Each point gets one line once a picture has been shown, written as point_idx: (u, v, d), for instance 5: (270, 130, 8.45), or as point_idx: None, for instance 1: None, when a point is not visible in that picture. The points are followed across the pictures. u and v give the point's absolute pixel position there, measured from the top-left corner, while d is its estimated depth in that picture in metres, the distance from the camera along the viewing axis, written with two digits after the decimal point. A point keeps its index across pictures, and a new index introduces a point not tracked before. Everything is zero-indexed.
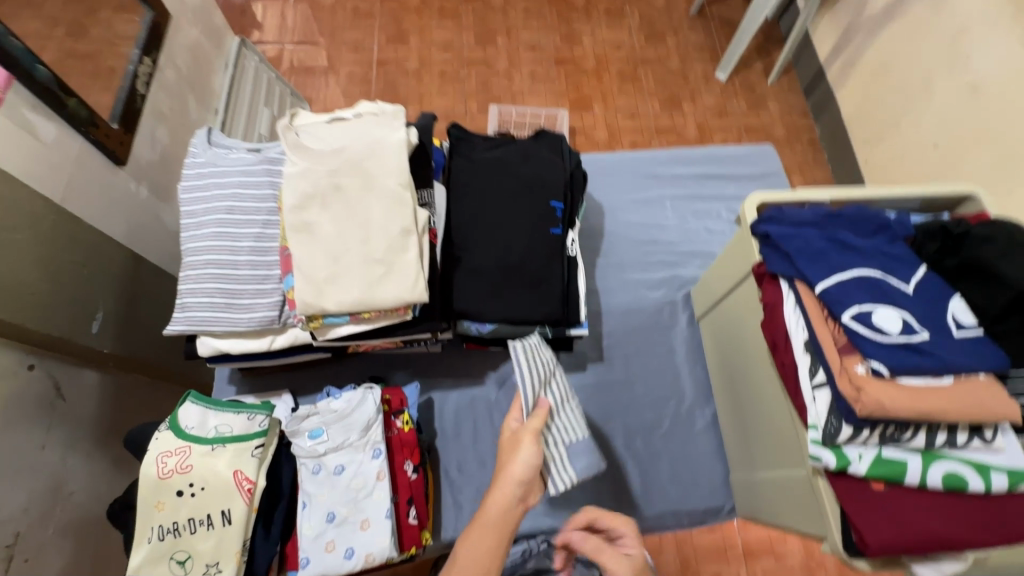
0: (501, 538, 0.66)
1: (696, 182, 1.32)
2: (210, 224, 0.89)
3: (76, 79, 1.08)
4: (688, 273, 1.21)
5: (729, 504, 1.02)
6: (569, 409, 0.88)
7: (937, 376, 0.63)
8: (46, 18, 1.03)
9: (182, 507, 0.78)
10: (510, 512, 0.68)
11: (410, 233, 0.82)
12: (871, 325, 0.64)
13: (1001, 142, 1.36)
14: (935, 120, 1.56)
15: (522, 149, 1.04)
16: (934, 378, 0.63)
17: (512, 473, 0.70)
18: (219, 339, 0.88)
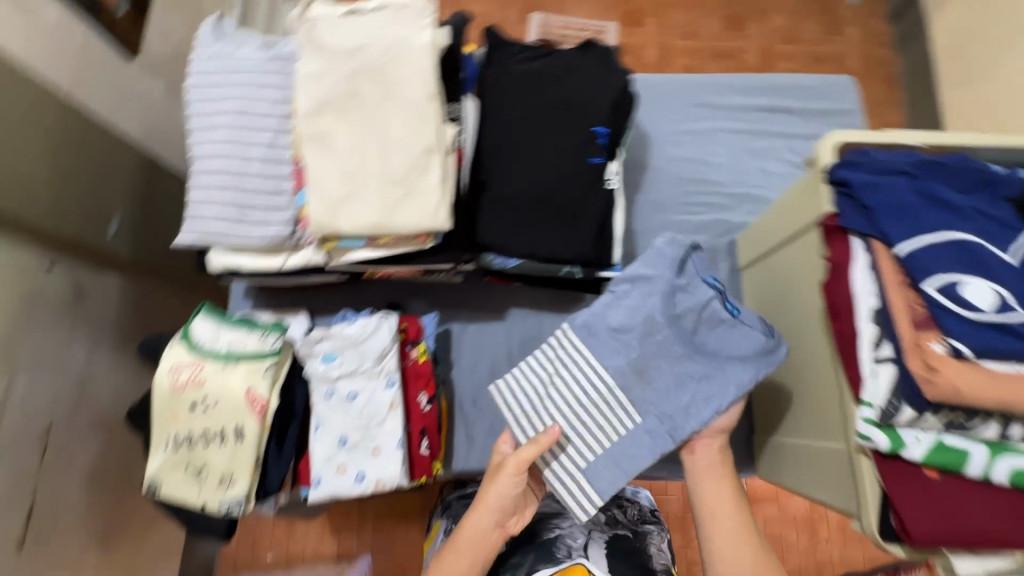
0: (473, 564, 0.75)
1: (758, 115, 1.17)
2: (221, 128, 0.82)
3: None
4: (735, 219, 1.10)
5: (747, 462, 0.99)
6: (583, 419, 0.78)
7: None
8: None
9: (196, 420, 0.78)
10: (483, 537, 0.74)
11: (435, 153, 0.74)
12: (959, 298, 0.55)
13: None
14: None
15: (566, 61, 0.91)
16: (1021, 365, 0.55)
17: (489, 504, 0.74)
18: (231, 254, 0.84)
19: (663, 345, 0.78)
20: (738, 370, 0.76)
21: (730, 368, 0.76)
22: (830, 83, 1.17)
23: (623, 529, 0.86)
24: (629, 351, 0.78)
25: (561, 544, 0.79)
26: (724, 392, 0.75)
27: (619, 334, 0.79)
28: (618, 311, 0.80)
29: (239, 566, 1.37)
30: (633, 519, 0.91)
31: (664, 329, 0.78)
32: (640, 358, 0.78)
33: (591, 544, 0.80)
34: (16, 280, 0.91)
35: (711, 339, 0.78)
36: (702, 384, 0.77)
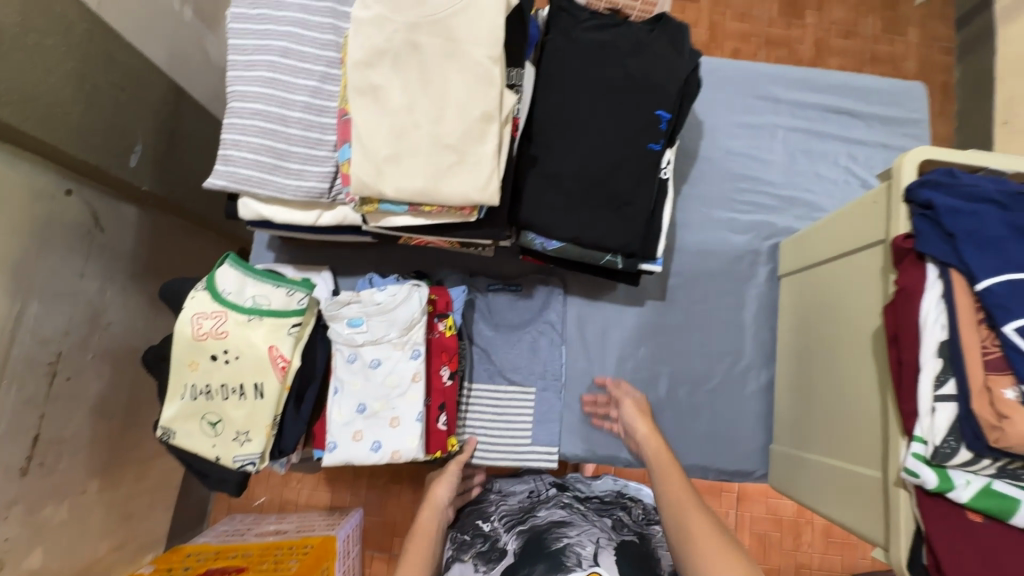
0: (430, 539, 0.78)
1: (818, 114, 1.10)
2: (262, 67, 0.76)
3: None
4: (782, 222, 1.05)
5: (760, 470, 0.99)
6: (501, 412, 0.97)
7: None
8: None
9: (215, 373, 0.76)
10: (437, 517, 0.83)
11: (492, 121, 0.69)
12: None
13: None
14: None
15: (635, 35, 0.85)
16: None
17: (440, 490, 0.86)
18: (261, 203, 0.80)
19: (497, 338, 0.99)
20: (552, 317, 0.99)
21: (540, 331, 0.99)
22: (898, 89, 1.11)
23: (627, 532, 0.82)
24: (491, 363, 0.98)
25: (571, 552, 0.71)
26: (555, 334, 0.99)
27: (483, 356, 0.98)
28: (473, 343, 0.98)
29: (236, 506, 1.39)
30: (638, 520, 0.89)
31: (485, 324, 0.98)
32: (499, 359, 0.98)
33: (602, 552, 0.72)
34: (31, 202, 0.86)
35: (523, 310, 0.99)
36: (528, 342, 0.99)
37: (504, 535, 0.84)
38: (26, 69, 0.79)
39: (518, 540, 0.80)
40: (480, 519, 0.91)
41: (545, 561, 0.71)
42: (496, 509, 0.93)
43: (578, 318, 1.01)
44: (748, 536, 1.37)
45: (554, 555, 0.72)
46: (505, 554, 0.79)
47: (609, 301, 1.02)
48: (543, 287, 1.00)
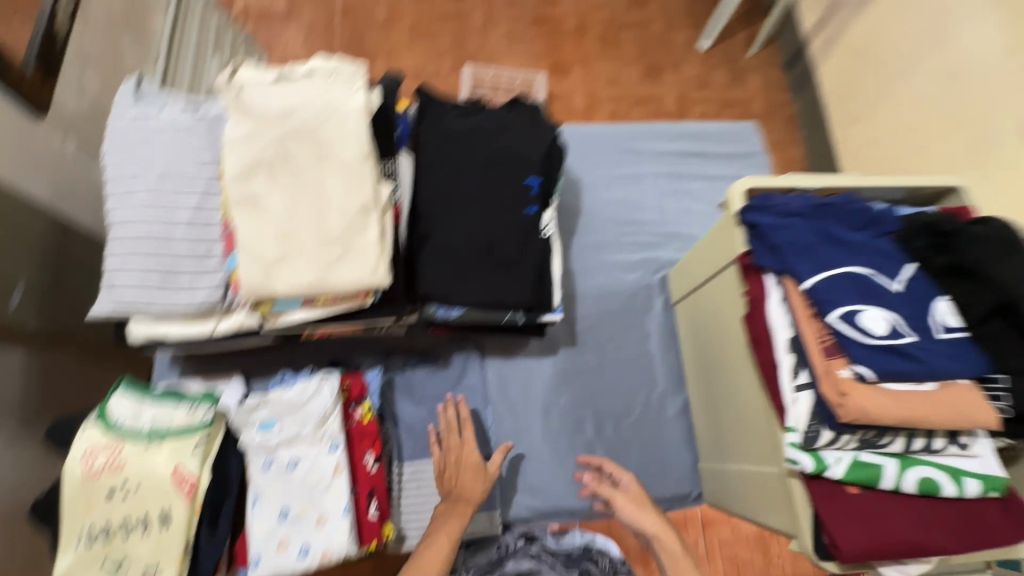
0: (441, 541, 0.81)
1: (677, 159, 1.26)
2: (142, 192, 0.78)
3: None
4: (666, 256, 1.17)
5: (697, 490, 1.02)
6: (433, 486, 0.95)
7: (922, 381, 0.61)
8: None
9: (115, 510, 0.71)
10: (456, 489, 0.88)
11: (371, 211, 0.74)
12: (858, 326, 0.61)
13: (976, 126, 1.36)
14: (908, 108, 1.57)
15: (496, 117, 0.95)
16: (920, 385, 0.61)
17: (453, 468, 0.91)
18: (154, 322, 0.79)
19: (420, 410, 0.99)
20: (472, 378, 1.03)
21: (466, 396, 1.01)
22: (737, 129, 1.30)
23: None
24: (417, 437, 0.98)
25: None
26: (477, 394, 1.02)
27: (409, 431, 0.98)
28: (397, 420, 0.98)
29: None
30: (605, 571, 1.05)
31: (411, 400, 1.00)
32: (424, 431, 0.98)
33: None
34: None
35: (443, 377, 1.02)
36: None
37: None
38: None
39: None
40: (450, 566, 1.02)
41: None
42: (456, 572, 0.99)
43: (498, 377, 1.04)
44: (722, 562, 1.38)
45: None
46: None
47: (525, 355, 1.06)
48: (460, 355, 1.03)
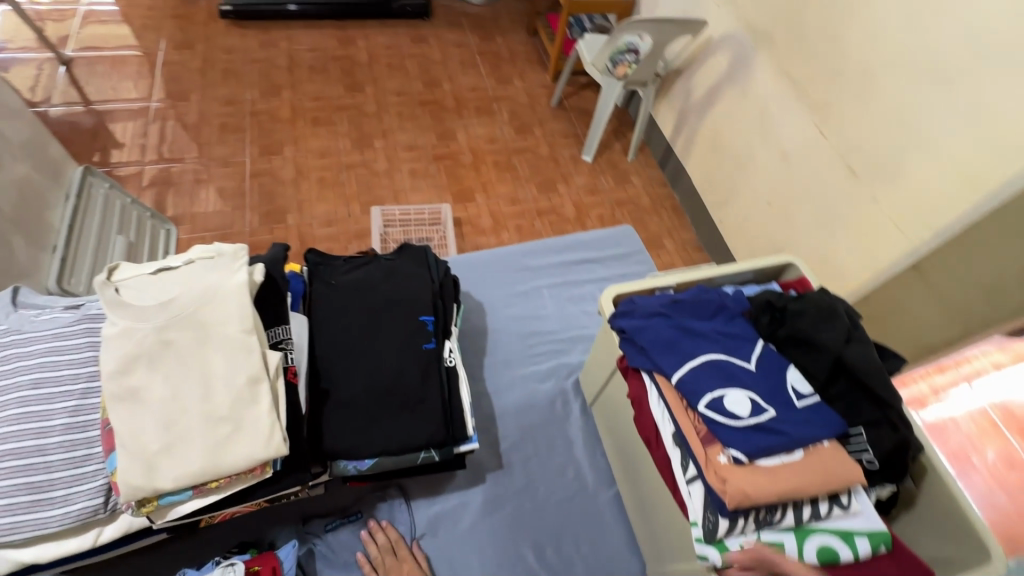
0: None
1: (567, 268, 1.38)
2: (10, 404, 0.75)
3: None
4: (574, 359, 1.23)
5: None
6: None
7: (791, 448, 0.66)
8: None
9: None
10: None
11: (259, 381, 0.75)
12: (724, 411, 0.67)
13: (816, 197, 1.66)
14: (769, 184, 1.85)
15: (385, 265, 1.03)
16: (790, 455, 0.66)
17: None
18: (22, 548, 0.71)
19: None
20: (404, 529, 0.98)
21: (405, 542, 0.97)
22: (616, 233, 1.46)
23: None
24: None
25: None
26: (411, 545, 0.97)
27: None
28: None
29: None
30: None
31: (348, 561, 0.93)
32: None
33: None
34: None
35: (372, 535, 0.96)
36: None
37: None
38: None
39: None
40: None
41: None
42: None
43: (432, 518, 1.00)
44: None
45: None
46: None
47: (453, 489, 1.04)
48: (385, 506, 0.99)
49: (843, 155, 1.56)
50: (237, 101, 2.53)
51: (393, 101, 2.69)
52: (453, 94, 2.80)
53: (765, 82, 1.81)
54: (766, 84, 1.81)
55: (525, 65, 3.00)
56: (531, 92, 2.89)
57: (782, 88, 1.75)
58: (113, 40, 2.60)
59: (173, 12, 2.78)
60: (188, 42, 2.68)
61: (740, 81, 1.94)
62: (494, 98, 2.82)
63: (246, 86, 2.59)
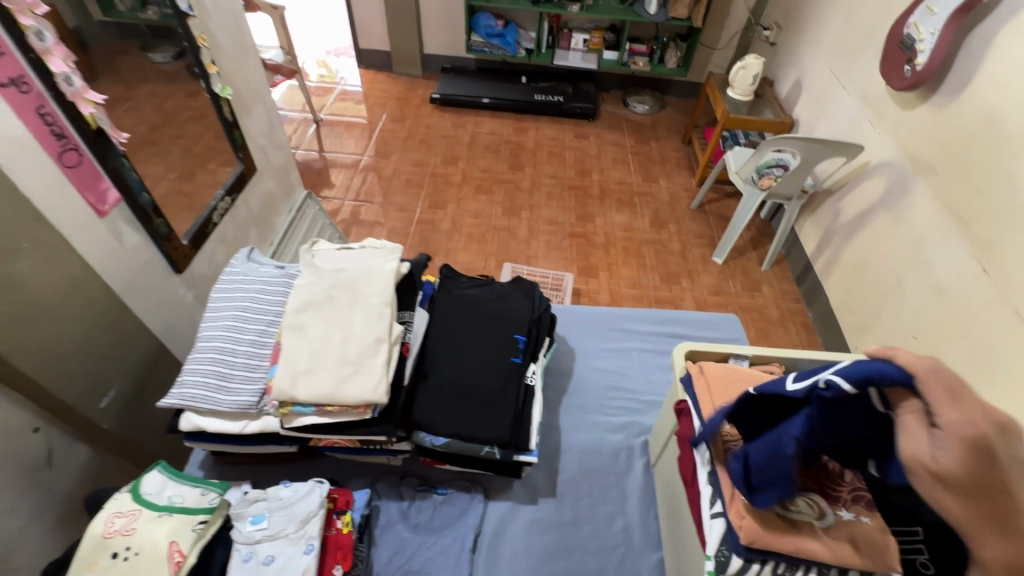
0: None
1: (662, 339, 1.46)
2: (227, 319, 1.08)
3: (188, 205, 1.56)
4: (648, 421, 1.27)
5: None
6: None
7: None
8: (172, 163, 1.51)
9: (111, 570, 0.80)
10: None
11: (382, 342, 0.97)
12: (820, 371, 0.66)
13: (975, 337, 1.51)
14: (918, 316, 1.75)
15: (498, 289, 1.23)
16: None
17: None
18: (200, 417, 0.99)
19: (404, 540, 1.04)
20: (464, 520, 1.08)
21: (457, 533, 1.06)
22: (719, 319, 1.51)
23: None
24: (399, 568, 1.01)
25: None
26: (464, 533, 1.06)
27: (393, 561, 1.02)
28: (383, 550, 1.03)
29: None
30: None
31: (400, 528, 1.06)
32: (408, 563, 1.02)
33: None
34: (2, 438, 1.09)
35: (429, 512, 1.09)
36: (436, 544, 1.05)
37: None
38: (45, 334, 1.10)
39: None
40: None
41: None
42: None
43: (481, 516, 1.09)
44: None
45: None
46: None
47: (506, 498, 1.13)
48: (443, 494, 1.11)
49: (1009, 298, 1.43)
50: (424, 164, 3.13)
51: (546, 182, 3.08)
52: (600, 184, 3.10)
53: (922, 212, 1.76)
54: (923, 215, 1.75)
55: (673, 169, 3.22)
56: (674, 192, 3.07)
57: (940, 220, 1.69)
58: (353, 112, 3.45)
59: (398, 96, 3.60)
60: (402, 118, 3.44)
61: (895, 207, 1.89)
62: (636, 192, 3.06)
63: (434, 154, 3.20)
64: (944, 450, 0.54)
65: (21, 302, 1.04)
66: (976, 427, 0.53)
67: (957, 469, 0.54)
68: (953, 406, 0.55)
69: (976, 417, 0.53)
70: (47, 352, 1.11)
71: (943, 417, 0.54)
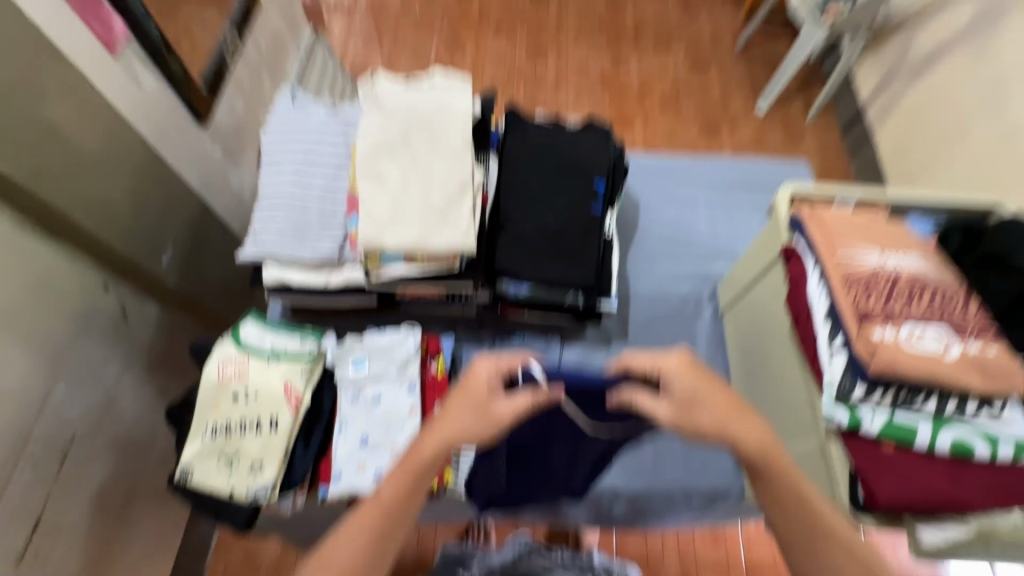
0: (479, 420, 0.71)
1: (729, 188, 1.39)
2: (288, 167, 1.00)
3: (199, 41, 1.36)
4: (715, 271, 1.27)
5: (705, 484, 1.03)
6: None
7: (960, 335, 0.69)
8: None
9: (235, 410, 0.85)
10: (487, 400, 0.72)
11: (467, 188, 0.91)
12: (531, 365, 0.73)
13: None
14: (981, 163, 1.65)
15: (572, 133, 1.12)
16: (959, 342, 0.68)
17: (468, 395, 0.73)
18: (284, 268, 0.96)
19: None
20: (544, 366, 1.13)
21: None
22: (788, 167, 1.42)
23: None
24: None
25: None
26: None
27: None
28: None
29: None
30: None
31: None
32: None
33: None
34: (77, 295, 1.07)
35: None
36: None
37: None
38: (98, 187, 1.02)
39: None
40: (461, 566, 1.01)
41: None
42: (477, 562, 1.02)
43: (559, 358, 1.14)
44: None
45: None
46: None
47: (580, 344, 1.16)
48: (519, 340, 1.15)
49: None
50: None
51: (572, 20, 2.70)
52: (634, 20, 2.72)
53: (1018, 41, 1.56)
54: (1018, 45, 1.56)
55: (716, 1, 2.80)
56: (717, 28, 2.70)
57: None
58: None
59: None
60: None
61: (985, 37, 1.66)
62: (674, 30, 2.69)
63: None
64: (672, 392, 0.70)
65: (66, 152, 0.95)
66: (678, 364, 0.71)
67: (683, 393, 0.70)
68: (665, 371, 0.71)
69: (676, 359, 0.72)
70: (103, 211, 1.03)
71: (674, 388, 0.70)
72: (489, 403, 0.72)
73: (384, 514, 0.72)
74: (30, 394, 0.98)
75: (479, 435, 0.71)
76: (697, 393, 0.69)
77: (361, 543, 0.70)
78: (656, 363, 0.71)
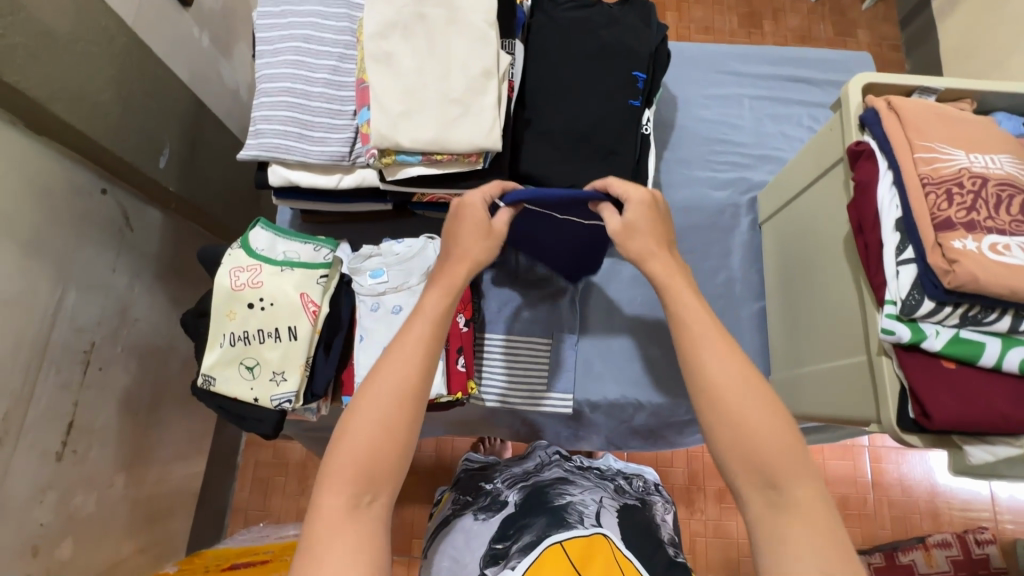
0: (486, 243, 0.69)
1: (779, 84, 1.23)
2: (287, 52, 0.88)
3: None
4: (756, 177, 1.16)
5: None
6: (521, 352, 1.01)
7: None
8: None
9: (252, 319, 0.82)
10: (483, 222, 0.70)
11: (491, 76, 0.80)
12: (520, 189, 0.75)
13: None
14: None
15: (609, 12, 0.97)
16: None
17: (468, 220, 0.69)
18: (290, 169, 0.88)
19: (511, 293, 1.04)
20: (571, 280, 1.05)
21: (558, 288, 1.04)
22: (848, 59, 1.24)
23: (631, 497, 0.96)
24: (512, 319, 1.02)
25: (575, 510, 0.84)
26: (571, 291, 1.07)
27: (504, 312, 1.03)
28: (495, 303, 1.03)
29: (252, 517, 1.49)
30: (639, 489, 1.01)
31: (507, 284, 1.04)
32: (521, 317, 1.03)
33: (604, 511, 0.87)
34: (72, 199, 1.00)
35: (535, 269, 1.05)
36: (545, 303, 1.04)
37: (505, 491, 0.96)
38: (80, 77, 0.91)
39: (520, 493, 0.93)
40: (484, 480, 1.02)
41: (548, 515, 0.83)
42: (499, 472, 1.03)
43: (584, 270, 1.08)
44: None
45: (558, 510, 0.85)
46: (505, 504, 0.92)
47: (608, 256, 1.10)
48: None
49: None
50: None
51: None
52: None
53: None
54: None
55: None
56: None
57: None
58: None
59: None
60: None
61: None
62: None
63: None
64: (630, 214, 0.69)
65: (34, 31, 0.83)
66: (643, 194, 0.69)
67: (637, 220, 0.69)
68: (634, 199, 0.69)
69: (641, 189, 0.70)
70: (89, 104, 0.93)
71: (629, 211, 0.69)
72: (488, 224, 0.70)
73: (427, 341, 0.62)
74: (41, 303, 0.95)
75: (487, 253, 0.69)
76: (642, 223, 0.68)
77: (411, 370, 0.60)
78: (626, 189, 0.70)
